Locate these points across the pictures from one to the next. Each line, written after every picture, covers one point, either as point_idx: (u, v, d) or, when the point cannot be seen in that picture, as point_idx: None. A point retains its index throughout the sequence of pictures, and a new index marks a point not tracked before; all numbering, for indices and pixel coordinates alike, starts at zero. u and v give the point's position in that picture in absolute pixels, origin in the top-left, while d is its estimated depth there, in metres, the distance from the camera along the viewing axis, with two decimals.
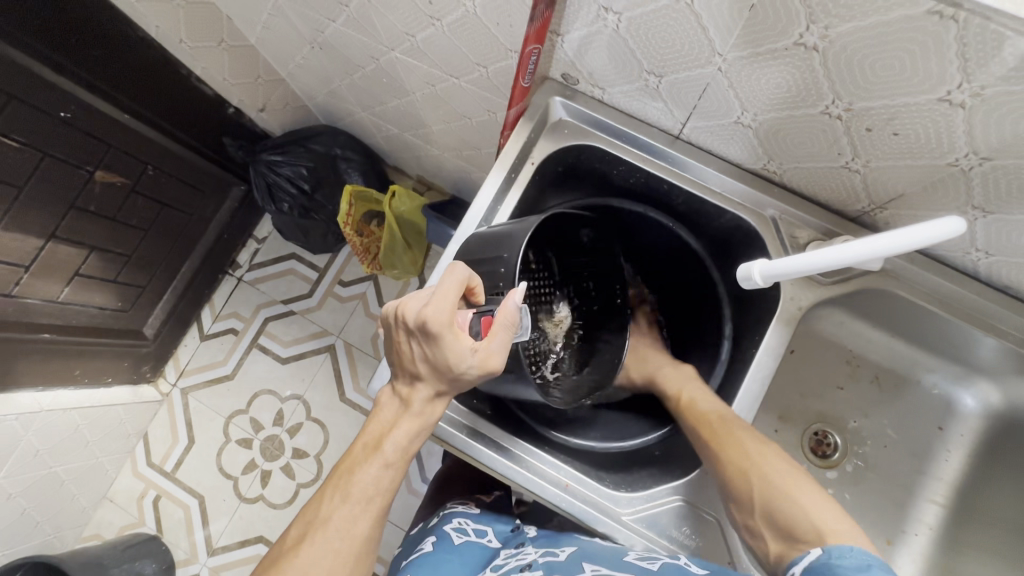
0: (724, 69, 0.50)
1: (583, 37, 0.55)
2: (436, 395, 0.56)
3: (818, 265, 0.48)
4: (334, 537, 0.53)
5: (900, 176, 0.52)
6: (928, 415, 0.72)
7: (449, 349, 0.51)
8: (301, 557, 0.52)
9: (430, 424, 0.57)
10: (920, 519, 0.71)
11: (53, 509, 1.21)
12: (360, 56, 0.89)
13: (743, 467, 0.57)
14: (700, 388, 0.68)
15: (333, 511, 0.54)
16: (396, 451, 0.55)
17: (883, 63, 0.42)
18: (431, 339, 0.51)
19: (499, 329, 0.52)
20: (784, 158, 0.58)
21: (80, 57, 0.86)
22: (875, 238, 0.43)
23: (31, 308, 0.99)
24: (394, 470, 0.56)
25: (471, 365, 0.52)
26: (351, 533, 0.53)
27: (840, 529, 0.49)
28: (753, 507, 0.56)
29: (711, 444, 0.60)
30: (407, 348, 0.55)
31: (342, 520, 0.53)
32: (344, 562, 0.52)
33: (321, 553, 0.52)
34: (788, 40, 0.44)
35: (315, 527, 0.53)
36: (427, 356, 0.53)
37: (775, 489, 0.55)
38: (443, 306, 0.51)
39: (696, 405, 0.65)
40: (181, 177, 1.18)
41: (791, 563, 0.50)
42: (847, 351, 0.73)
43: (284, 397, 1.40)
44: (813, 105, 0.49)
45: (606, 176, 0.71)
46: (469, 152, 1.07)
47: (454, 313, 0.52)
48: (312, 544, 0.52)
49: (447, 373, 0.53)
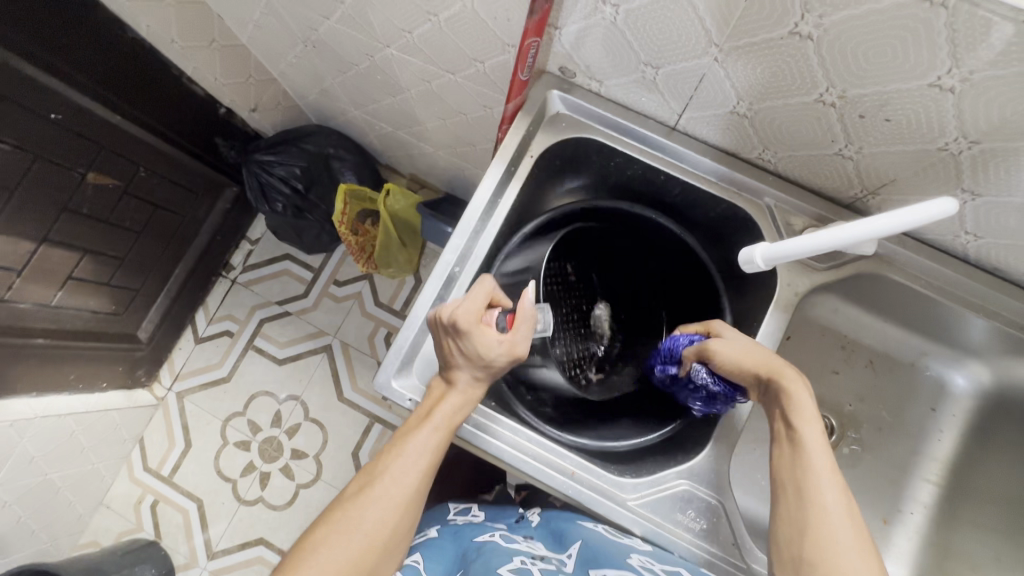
0: (720, 60, 0.51)
1: (580, 30, 0.56)
2: (476, 377, 0.59)
3: (810, 248, 0.50)
4: (385, 493, 0.55)
5: (891, 161, 0.53)
6: (921, 396, 0.74)
7: (475, 340, 0.56)
8: (354, 507, 0.54)
9: (473, 401, 0.59)
10: (916, 497, 0.72)
11: (49, 516, 1.20)
12: (354, 54, 0.89)
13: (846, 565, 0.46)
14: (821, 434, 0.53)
15: (386, 470, 0.56)
16: (444, 420, 0.57)
17: (876, 51, 0.43)
18: (464, 337, 0.56)
19: (521, 322, 0.59)
20: (778, 147, 0.60)
21: (71, 58, 0.85)
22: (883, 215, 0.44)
23: (24, 313, 0.98)
24: (443, 438, 0.57)
25: (500, 353, 0.57)
26: (400, 492, 0.55)
27: None
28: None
29: (817, 514, 0.49)
30: (445, 347, 0.59)
31: (393, 477, 0.56)
32: (390, 519, 0.54)
33: (371, 506, 0.54)
34: (784, 29, 0.45)
35: (369, 483, 0.56)
36: (460, 351, 0.58)
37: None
38: (472, 307, 0.57)
39: (813, 457, 0.52)
40: (173, 178, 1.17)
41: None
42: (840, 336, 0.75)
43: (282, 399, 1.39)
44: (807, 93, 0.50)
45: (603, 168, 0.72)
46: (463, 149, 1.07)
47: (480, 311, 0.58)
48: (365, 497, 0.55)
49: (480, 361, 0.57)
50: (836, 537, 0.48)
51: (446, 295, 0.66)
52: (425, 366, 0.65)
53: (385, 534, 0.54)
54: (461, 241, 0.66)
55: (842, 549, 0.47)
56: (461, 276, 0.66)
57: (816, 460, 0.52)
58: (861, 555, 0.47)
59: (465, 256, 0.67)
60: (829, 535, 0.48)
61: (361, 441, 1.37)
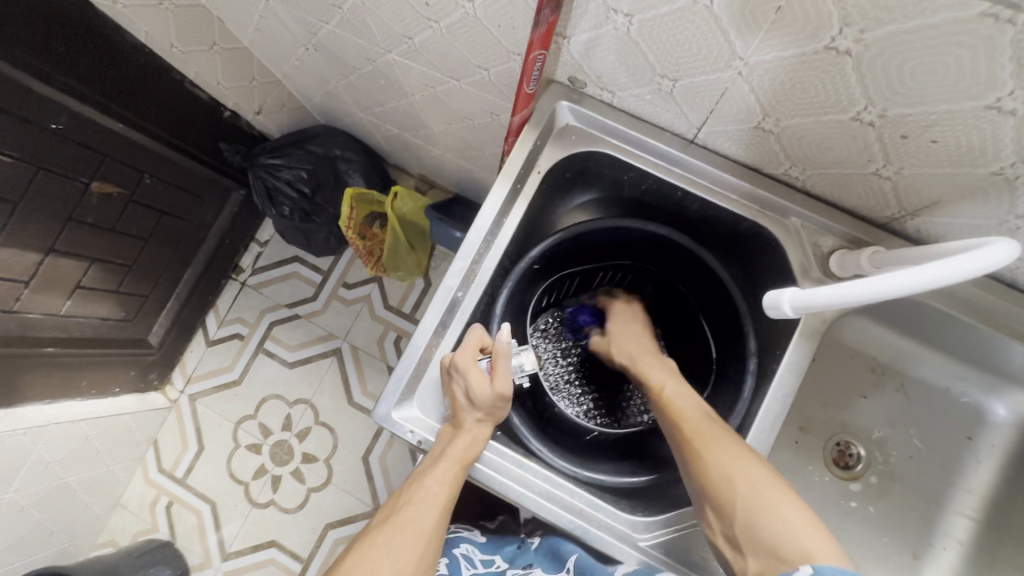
0: (745, 73, 0.47)
1: (590, 40, 0.52)
2: (482, 416, 0.60)
3: (856, 299, 0.42)
4: (408, 530, 0.56)
5: (935, 183, 0.49)
6: (958, 425, 0.69)
7: (473, 382, 0.58)
8: (378, 548, 0.55)
9: (484, 439, 0.60)
10: (950, 533, 0.68)
11: (67, 518, 1.21)
12: (356, 57, 0.85)
13: (722, 473, 0.53)
14: (680, 384, 0.64)
15: (407, 508, 0.58)
16: (456, 455, 0.58)
17: (925, 68, 0.39)
18: (461, 378, 0.58)
19: (502, 361, 0.60)
20: (808, 164, 0.55)
21: (69, 65, 0.83)
22: (928, 264, 0.39)
23: (31, 322, 0.97)
24: (459, 473, 0.58)
25: (491, 390, 0.59)
26: (423, 529, 0.57)
27: (764, 485, 0.51)
28: (731, 524, 0.51)
29: (690, 444, 0.56)
30: (448, 392, 0.60)
31: (416, 513, 0.57)
32: (414, 556, 0.55)
33: (394, 545, 0.55)
34: (819, 44, 0.41)
35: (392, 520, 0.57)
36: (458, 393, 0.59)
37: (758, 500, 0.50)
38: (465, 353, 0.59)
39: (675, 400, 0.62)
40: (180, 184, 1.16)
41: (742, 513, 0.51)
42: (870, 359, 0.70)
43: (292, 402, 1.38)
44: (842, 111, 0.46)
45: (616, 182, 0.68)
46: (471, 153, 1.03)
47: (473, 356, 0.59)
48: (389, 536, 0.56)
49: (483, 403, 0.58)
50: (721, 451, 0.54)
51: (449, 321, 0.63)
52: (425, 397, 0.63)
53: (410, 572, 0.54)
54: (463, 265, 0.63)
55: (718, 467, 0.53)
56: (464, 300, 0.63)
57: (675, 404, 0.61)
58: (736, 461, 0.53)
59: (468, 280, 0.63)
60: (709, 454, 0.54)
61: (371, 445, 1.36)
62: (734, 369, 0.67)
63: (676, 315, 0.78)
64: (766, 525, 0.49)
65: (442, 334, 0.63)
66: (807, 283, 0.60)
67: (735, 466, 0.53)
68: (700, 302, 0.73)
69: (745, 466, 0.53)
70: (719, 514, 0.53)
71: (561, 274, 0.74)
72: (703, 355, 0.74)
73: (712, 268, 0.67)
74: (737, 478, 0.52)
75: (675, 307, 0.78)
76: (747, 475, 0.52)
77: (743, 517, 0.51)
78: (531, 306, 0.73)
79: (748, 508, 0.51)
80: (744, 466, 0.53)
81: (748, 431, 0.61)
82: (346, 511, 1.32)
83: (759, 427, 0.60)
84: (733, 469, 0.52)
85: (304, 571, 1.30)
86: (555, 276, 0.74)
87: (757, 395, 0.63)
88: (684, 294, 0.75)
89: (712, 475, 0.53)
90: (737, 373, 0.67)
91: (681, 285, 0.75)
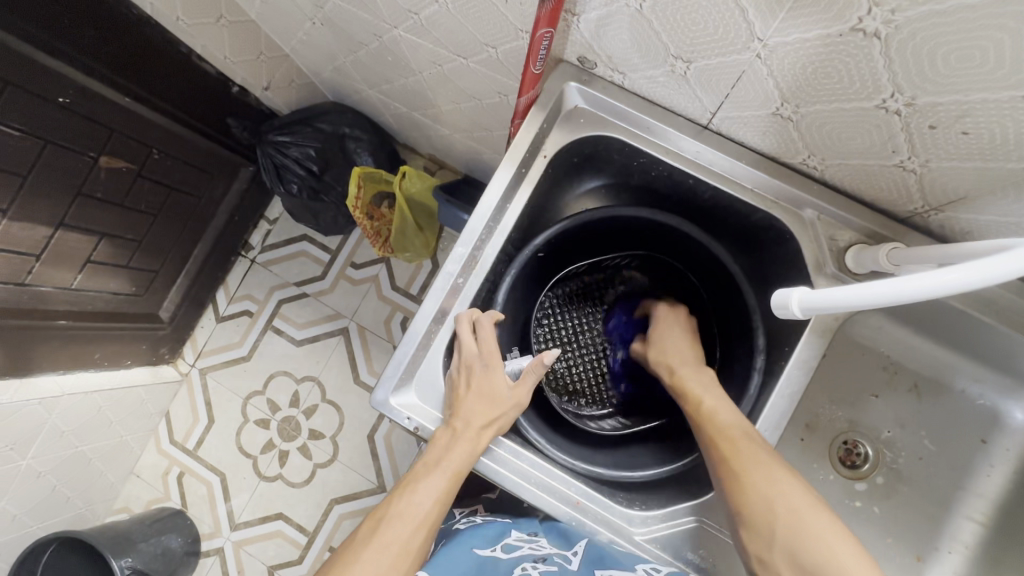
0: (763, 56, 0.44)
1: (601, 17, 0.49)
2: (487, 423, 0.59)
3: (875, 301, 0.40)
4: (397, 546, 0.54)
5: (964, 177, 0.46)
6: (970, 427, 0.67)
7: (494, 380, 0.60)
8: (363, 562, 0.53)
9: (480, 450, 0.59)
10: (956, 536, 0.66)
11: (82, 485, 1.24)
12: (362, 33, 0.83)
13: (765, 497, 0.52)
14: (721, 396, 0.61)
15: (393, 519, 0.56)
16: (453, 465, 0.57)
17: (960, 54, 0.36)
18: (489, 369, 0.60)
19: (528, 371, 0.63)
20: (827, 154, 0.52)
21: (72, 38, 0.82)
22: (944, 268, 0.37)
23: (44, 296, 0.99)
24: (452, 484, 0.57)
25: (506, 393, 0.61)
26: (410, 542, 0.55)
27: (811, 511, 0.50)
28: (771, 548, 0.50)
29: (729, 465, 0.54)
30: (460, 385, 0.60)
31: (402, 526, 0.55)
32: (400, 571, 0.53)
33: (381, 559, 0.53)
34: (844, 25, 0.38)
35: (378, 532, 0.55)
36: (470, 390, 0.60)
37: (801, 527, 0.49)
38: (489, 340, 0.61)
39: (718, 417, 0.58)
40: (187, 160, 1.15)
41: (778, 542, 0.50)
42: (882, 357, 0.68)
43: (300, 379, 1.39)
44: (867, 98, 0.43)
45: (626, 168, 0.66)
46: (480, 133, 1.01)
47: (491, 353, 0.61)
48: (375, 550, 0.54)
49: (494, 403, 0.60)
50: (760, 476, 0.53)
51: (449, 307, 0.62)
52: (424, 383, 0.62)
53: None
54: (464, 251, 0.61)
55: (759, 490, 0.52)
56: (465, 286, 0.62)
57: (715, 419, 0.58)
58: (779, 487, 0.52)
59: (470, 266, 0.62)
60: (750, 477, 0.53)
61: (376, 424, 1.37)
62: (742, 362, 0.66)
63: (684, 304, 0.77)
64: (808, 552, 0.48)
65: (442, 322, 0.62)
66: (821, 279, 0.58)
67: (778, 490, 0.51)
68: (710, 289, 0.72)
69: (788, 493, 0.51)
70: (754, 535, 0.52)
71: (570, 261, 0.74)
72: (707, 354, 0.73)
73: (720, 259, 0.65)
74: (778, 503, 0.51)
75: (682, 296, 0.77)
76: (789, 497, 0.51)
77: (781, 544, 0.50)
78: (536, 293, 0.73)
79: (792, 536, 0.49)
80: (789, 490, 0.52)
81: (752, 428, 0.60)
82: (351, 487, 1.34)
83: (763, 426, 0.60)
84: (773, 492, 0.52)
85: (310, 544, 1.33)
86: (562, 264, 0.73)
87: (763, 392, 0.62)
88: (693, 284, 0.74)
89: (750, 496, 0.52)
90: (744, 368, 0.66)
91: (688, 271, 0.73)
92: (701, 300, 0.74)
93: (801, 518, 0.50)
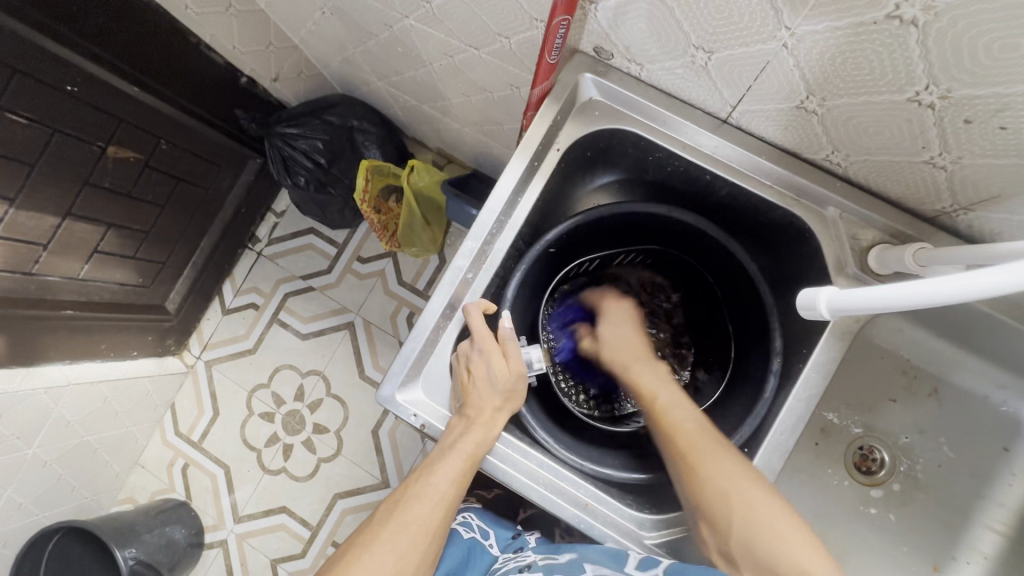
0: (790, 46, 0.42)
1: (620, 6, 0.48)
2: (496, 406, 0.59)
3: (910, 303, 0.38)
4: (415, 527, 0.54)
5: (997, 176, 0.44)
6: (992, 434, 0.65)
7: (496, 364, 0.58)
8: (381, 543, 0.53)
9: (494, 432, 0.58)
10: (975, 546, 0.64)
11: (87, 474, 1.24)
12: (373, 23, 0.82)
13: (721, 489, 0.53)
14: (672, 393, 0.62)
15: (411, 503, 0.56)
16: (468, 451, 0.56)
17: (1004, 44, 0.34)
18: (485, 353, 0.58)
19: (510, 344, 0.60)
20: (853, 149, 0.51)
21: (80, 26, 0.81)
22: (986, 268, 0.35)
23: (51, 285, 0.99)
24: (469, 467, 0.56)
25: (509, 374, 0.60)
26: (428, 525, 0.55)
27: (767, 503, 0.52)
28: (728, 538, 0.52)
29: (685, 459, 0.56)
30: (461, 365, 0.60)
31: (420, 508, 0.55)
32: (419, 551, 0.54)
33: (399, 540, 0.54)
34: (879, 12, 0.36)
35: (394, 515, 0.55)
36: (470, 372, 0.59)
37: (754, 517, 0.51)
38: (478, 324, 0.59)
39: (671, 414, 0.60)
40: (196, 151, 1.14)
41: (732, 531, 0.52)
42: (902, 360, 0.66)
43: (305, 373, 1.39)
44: (898, 91, 0.42)
45: (640, 161, 0.65)
46: (491, 128, 0.99)
47: (486, 337, 0.58)
48: (391, 533, 0.54)
49: (502, 385, 0.59)
50: (717, 470, 0.54)
51: (458, 302, 0.61)
52: (431, 381, 0.61)
53: (412, 569, 0.53)
54: (474, 245, 0.60)
55: (713, 486, 0.53)
56: (474, 282, 0.61)
57: (669, 417, 0.60)
58: (735, 481, 0.53)
59: (479, 261, 0.61)
60: (706, 471, 0.54)
61: (381, 420, 1.36)
62: (758, 362, 0.65)
63: (699, 301, 0.76)
64: (759, 538, 0.50)
65: (450, 316, 0.61)
66: (841, 279, 0.57)
67: (733, 484, 0.53)
68: (725, 288, 0.70)
69: (744, 484, 0.53)
70: (714, 527, 0.53)
71: (582, 256, 0.72)
72: (722, 355, 0.72)
73: (737, 257, 0.64)
74: (734, 496, 0.52)
75: (697, 294, 0.75)
76: (743, 489, 0.52)
77: (736, 533, 0.51)
78: (547, 289, 0.71)
79: (747, 525, 0.51)
80: (744, 484, 0.53)
81: (768, 430, 0.59)
82: (355, 482, 1.34)
83: (779, 429, 0.59)
84: (730, 484, 0.53)
85: (314, 538, 1.33)
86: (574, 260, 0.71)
87: (779, 394, 0.60)
88: (707, 282, 0.72)
89: (707, 488, 0.53)
90: (759, 369, 0.64)
91: (704, 268, 0.72)
92: (717, 299, 0.73)
93: (755, 509, 0.51)
